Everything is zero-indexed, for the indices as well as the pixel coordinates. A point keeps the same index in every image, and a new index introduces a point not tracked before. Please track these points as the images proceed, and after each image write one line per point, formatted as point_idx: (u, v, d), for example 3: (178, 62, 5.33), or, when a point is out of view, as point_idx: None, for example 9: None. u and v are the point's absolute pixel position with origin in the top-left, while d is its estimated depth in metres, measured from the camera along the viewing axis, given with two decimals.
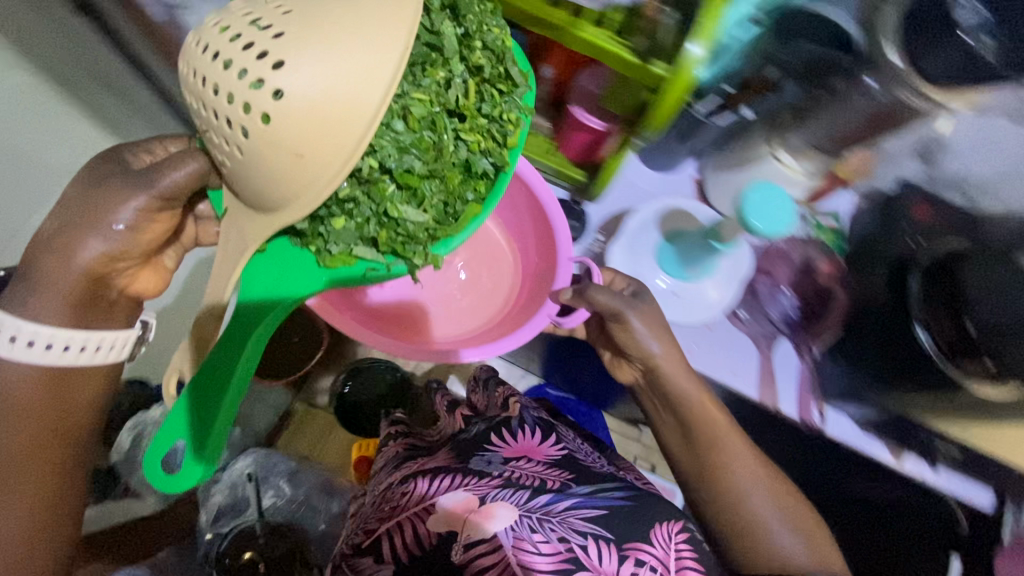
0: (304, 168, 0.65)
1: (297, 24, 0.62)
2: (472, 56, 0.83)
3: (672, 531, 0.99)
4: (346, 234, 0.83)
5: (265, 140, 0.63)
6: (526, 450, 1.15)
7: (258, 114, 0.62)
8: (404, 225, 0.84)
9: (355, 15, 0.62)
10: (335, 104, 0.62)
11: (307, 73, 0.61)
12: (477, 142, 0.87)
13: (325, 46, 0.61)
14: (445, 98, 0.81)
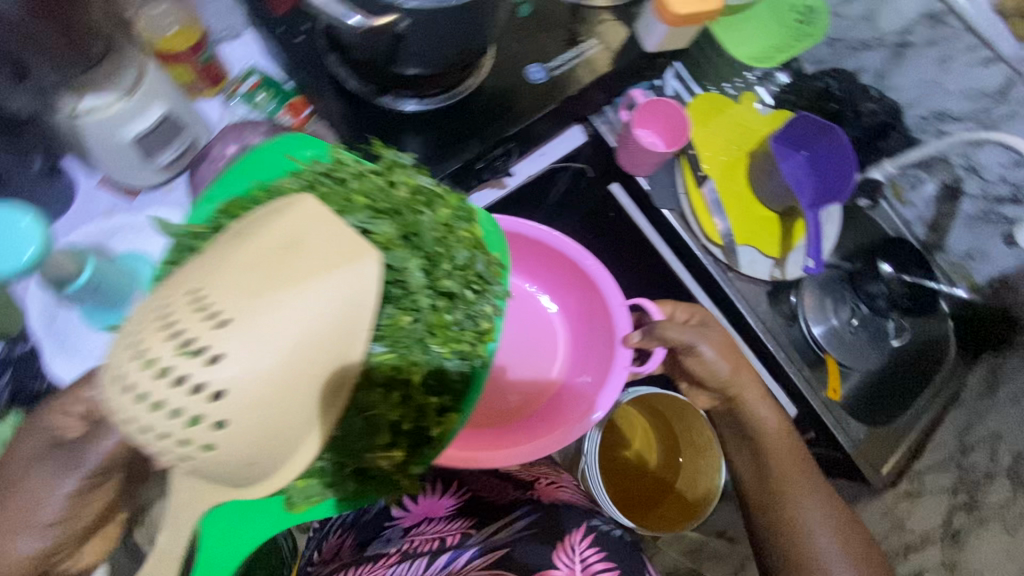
0: (288, 446, 0.44)
1: (251, 283, 0.40)
2: (447, 252, 0.54)
3: (575, 543, 0.70)
4: (309, 492, 0.56)
5: (213, 468, 0.41)
6: (426, 509, 0.83)
7: (196, 448, 0.39)
8: (386, 474, 0.57)
9: (304, 257, 0.41)
10: (312, 352, 0.42)
11: (259, 361, 0.40)
12: (458, 347, 0.56)
13: (270, 316, 0.40)
14: (418, 298, 0.53)
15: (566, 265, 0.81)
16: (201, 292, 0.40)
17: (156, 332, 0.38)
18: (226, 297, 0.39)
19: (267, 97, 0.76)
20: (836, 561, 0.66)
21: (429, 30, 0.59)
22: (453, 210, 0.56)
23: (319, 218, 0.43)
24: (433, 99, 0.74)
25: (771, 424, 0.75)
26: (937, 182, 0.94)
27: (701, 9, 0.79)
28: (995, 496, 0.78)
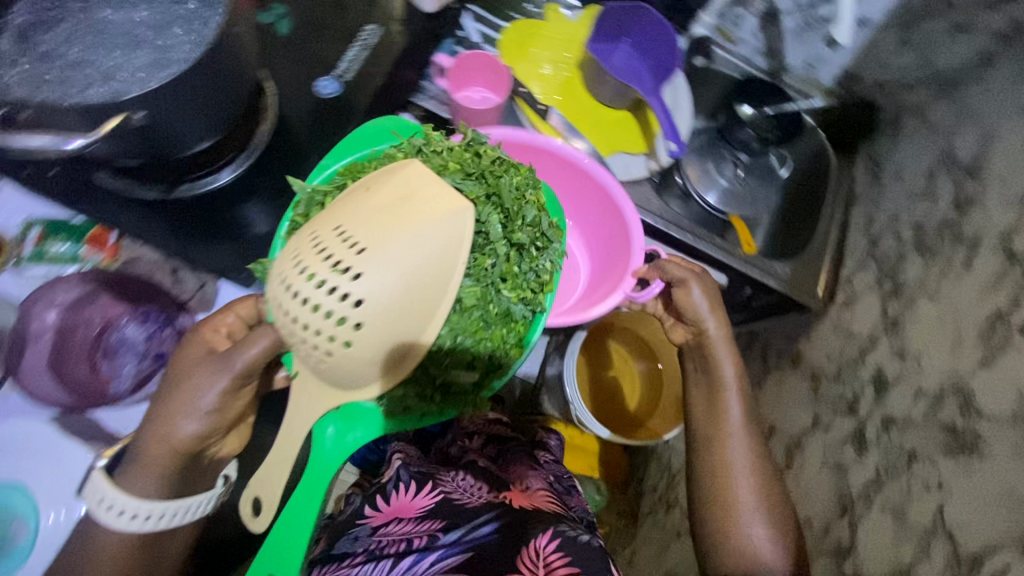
0: (386, 368, 0.54)
1: (377, 222, 0.51)
2: (520, 211, 0.61)
3: (539, 549, 0.69)
4: (403, 400, 0.59)
5: (339, 361, 0.51)
6: (397, 509, 0.80)
7: (338, 343, 0.50)
8: (460, 389, 0.62)
9: (422, 204, 0.52)
10: (425, 281, 0.52)
11: (385, 288, 0.50)
12: (523, 292, 0.61)
13: (402, 239, 0.51)
14: (492, 247, 0.59)
15: (572, 176, 0.80)
16: (339, 233, 0.51)
17: (312, 257, 0.51)
18: (367, 231, 0.51)
19: (55, 240, 0.70)
20: (755, 507, 0.65)
21: (166, 111, 0.52)
22: (524, 176, 0.63)
23: (426, 178, 0.54)
24: (236, 162, 0.67)
25: (734, 374, 0.70)
26: (754, 14, 0.95)
27: None
28: (913, 271, 0.79)
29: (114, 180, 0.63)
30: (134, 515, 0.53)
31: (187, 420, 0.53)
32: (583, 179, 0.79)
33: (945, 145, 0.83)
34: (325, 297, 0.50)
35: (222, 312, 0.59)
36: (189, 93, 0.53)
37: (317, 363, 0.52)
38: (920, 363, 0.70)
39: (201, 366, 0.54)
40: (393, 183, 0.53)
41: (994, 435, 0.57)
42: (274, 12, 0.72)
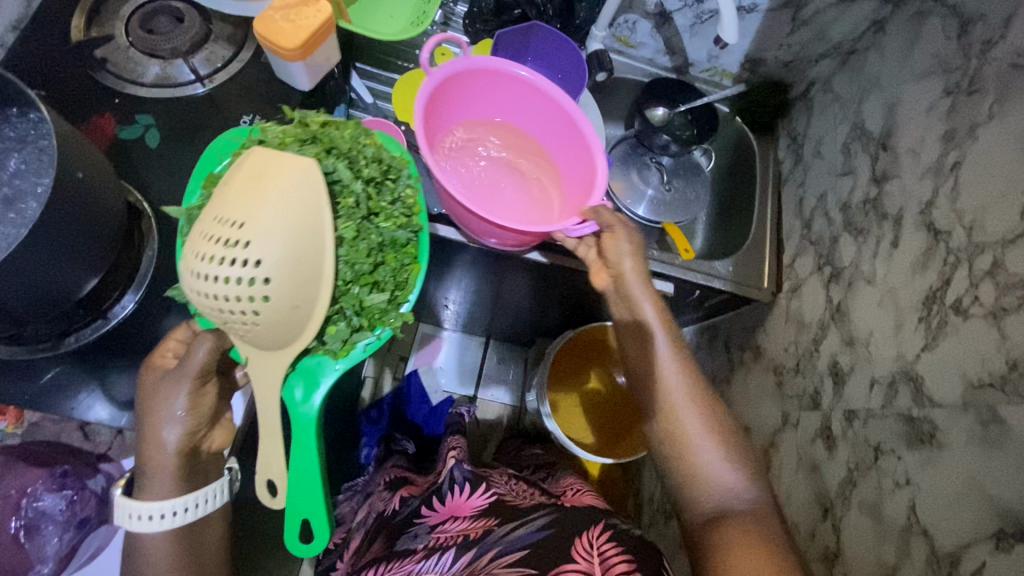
0: (302, 320, 0.52)
1: (237, 196, 0.49)
2: (356, 150, 0.56)
3: (591, 540, 0.61)
4: (342, 336, 0.57)
5: (269, 317, 0.50)
6: (452, 508, 0.77)
7: (257, 303, 0.49)
8: (379, 312, 0.58)
9: (272, 168, 0.50)
10: (310, 239, 0.51)
11: (275, 244, 0.49)
12: (397, 219, 0.58)
13: (273, 205, 0.49)
14: (351, 185, 0.55)
15: (501, 95, 0.76)
16: (210, 217, 0.50)
17: (201, 242, 0.49)
18: (239, 210, 0.49)
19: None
20: (712, 459, 0.58)
21: (16, 290, 0.49)
22: (353, 130, 0.58)
23: (272, 157, 0.51)
24: (130, 292, 0.63)
25: (661, 312, 0.64)
26: (645, 18, 0.92)
27: (315, 24, 0.66)
28: (847, 252, 0.78)
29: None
30: (148, 517, 0.53)
31: (170, 427, 0.54)
32: (530, 90, 0.74)
33: (854, 118, 0.83)
34: (224, 272, 0.48)
35: (164, 344, 0.58)
36: (40, 260, 0.49)
37: (250, 334, 0.51)
38: (869, 350, 0.69)
39: (165, 382, 0.54)
40: (246, 171, 0.51)
41: (949, 422, 0.56)
42: (140, 123, 0.68)
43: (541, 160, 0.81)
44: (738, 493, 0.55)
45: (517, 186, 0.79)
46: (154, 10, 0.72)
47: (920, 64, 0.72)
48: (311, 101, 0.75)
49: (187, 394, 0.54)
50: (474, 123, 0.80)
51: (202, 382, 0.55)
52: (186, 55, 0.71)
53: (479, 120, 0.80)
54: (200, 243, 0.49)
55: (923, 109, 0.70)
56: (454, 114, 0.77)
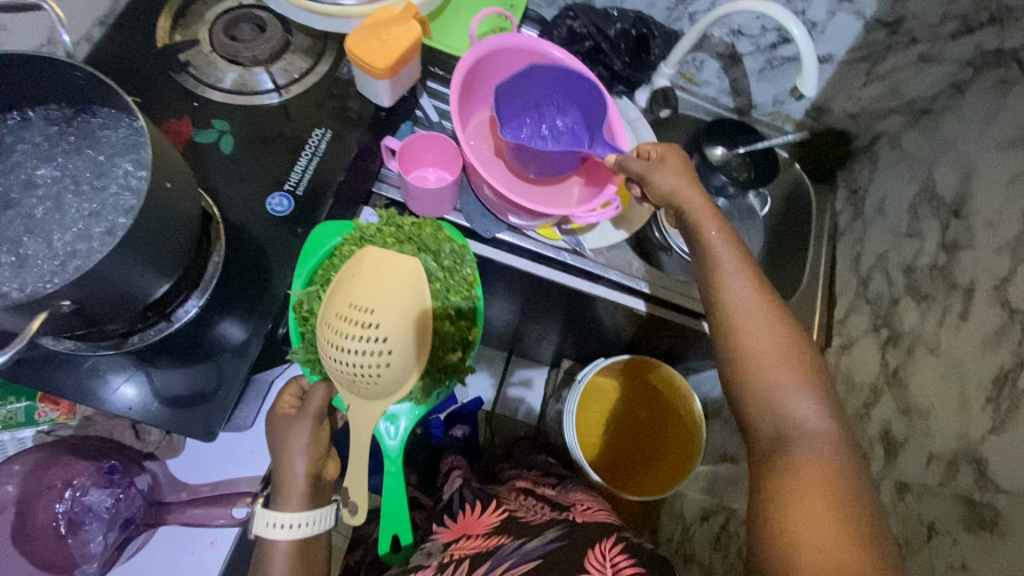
0: (404, 373, 0.63)
1: (364, 288, 0.61)
2: (438, 246, 0.67)
3: (604, 551, 0.58)
4: (425, 389, 0.67)
5: (386, 377, 0.62)
6: (465, 527, 0.75)
7: (384, 364, 0.61)
8: (450, 366, 0.68)
9: (393, 264, 0.62)
10: (420, 311, 0.63)
11: (396, 324, 0.61)
12: (461, 292, 0.67)
13: (395, 294, 0.61)
14: (436, 274, 0.66)
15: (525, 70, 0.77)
16: (343, 303, 0.61)
17: (340, 328, 0.60)
18: (372, 300, 0.61)
19: (10, 401, 0.73)
20: (806, 408, 0.49)
21: (97, 299, 0.49)
22: (432, 228, 0.68)
23: (388, 258, 0.63)
24: (194, 297, 0.64)
25: (733, 259, 0.57)
26: (714, 58, 0.92)
27: (402, 47, 0.66)
28: (908, 317, 0.77)
29: (71, 344, 0.62)
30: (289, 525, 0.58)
31: (298, 460, 0.59)
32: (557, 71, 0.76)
33: (924, 180, 0.81)
34: (357, 345, 0.60)
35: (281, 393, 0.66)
36: (136, 265, 0.51)
37: (365, 390, 0.62)
38: (928, 423, 0.67)
39: (293, 421, 0.61)
40: (367, 269, 0.62)
41: (1014, 512, 0.54)
42: (216, 128, 0.69)
43: None
44: (817, 425, 0.48)
45: None
46: (237, 18, 0.74)
47: (1002, 134, 0.71)
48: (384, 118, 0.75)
49: (308, 434, 0.61)
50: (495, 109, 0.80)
51: (319, 421, 0.62)
52: (266, 64, 0.72)
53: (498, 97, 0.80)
54: (339, 330, 0.60)
55: (1003, 181, 0.68)
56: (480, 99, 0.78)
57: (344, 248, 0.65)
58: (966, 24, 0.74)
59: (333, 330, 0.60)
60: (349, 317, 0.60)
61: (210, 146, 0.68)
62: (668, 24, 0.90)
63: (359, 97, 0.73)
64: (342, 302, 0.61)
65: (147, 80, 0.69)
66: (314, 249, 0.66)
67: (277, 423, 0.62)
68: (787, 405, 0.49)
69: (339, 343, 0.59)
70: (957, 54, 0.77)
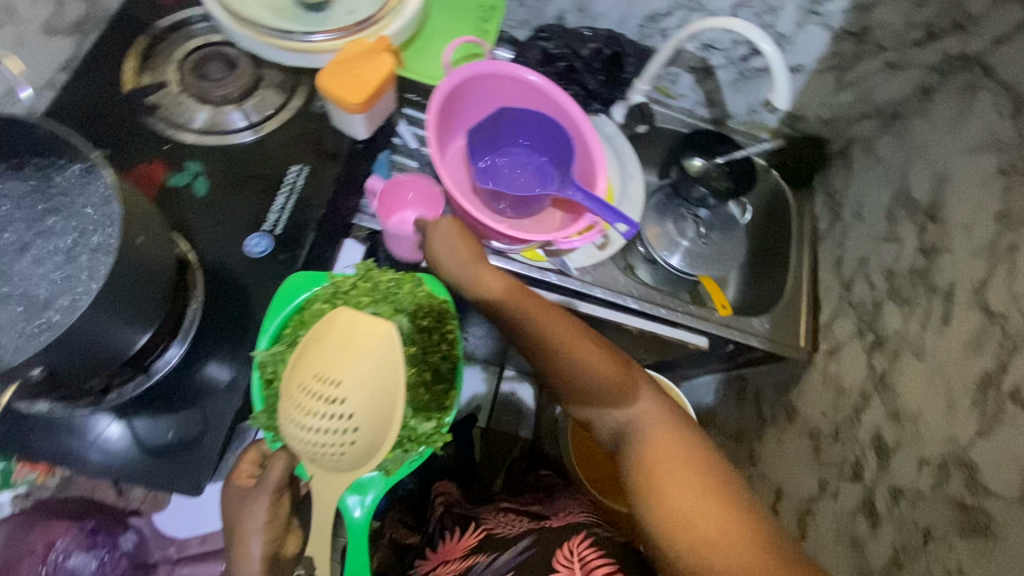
0: (376, 448, 0.56)
1: (332, 355, 0.53)
2: (416, 304, 0.61)
3: (571, 547, 0.61)
4: (398, 458, 0.59)
5: (351, 456, 0.55)
6: (445, 553, 0.75)
7: (349, 443, 0.54)
8: (425, 435, 0.60)
9: (364, 330, 0.53)
10: (392, 386, 0.54)
11: (362, 400, 0.53)
12: (441, 350, 0.61)
13: (362, 366, 0.53)
14: (414, 335, 0.60)
15: (502, 94, 0.77)
16: (309, 369, 0.54)
17: (303, 397, 0.54)
18: (337, 370, 0.53)
19: None
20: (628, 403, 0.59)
21: (69, 361, 0.47)
22: (412, 283, 0.63)
23: (360, 319, 0.54)
24: (174, 345, 0.63)
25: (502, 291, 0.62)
26: (688, 72, 0.93)
27: (377, 79, 0.66)
28: (892, 321, 0.77)
29: (49, 407, 0.60)
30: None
31: (255, 537, 0.55)
32: (534, 95, 0.76)
33: (899, 184, 0.82)
34: (320, 421, 0.53)
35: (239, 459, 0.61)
36: (109, 322, 0.49)
37: (331, 464, 0.56)
38: (917, 428, 0.68)
39: (247, 497, 0.57)
40: (337, 330, 0.54)
41: (1007, 517, 0.55)
42: (189, 171, 0.68)
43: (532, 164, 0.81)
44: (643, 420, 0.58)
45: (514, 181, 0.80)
46: (207, 56, 0.73)
47: (971, 138, 0.72)
48: (361, 151, 0.74)
49: (265, 512, 0.56)
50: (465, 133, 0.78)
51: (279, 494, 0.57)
52: (238, 102, 0.72)
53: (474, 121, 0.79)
54: (302, 400, 0.54)
55: (974, 184, 0.70)
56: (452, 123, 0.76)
57: (316, 301, 0.61)
58: (929, 31, 0.75)
59: (297, 398, 0.54)
60: (314, 386, 0.54)
61: (184, 190, 0.66)
62: (641, 41, 0.90)
63: (335, 131, 0.73)
64: (309, 365, 0.55)
65: (116, 126, 0.67)
66: (285, 303, 0.62)
67: (231, 500, 0.58)
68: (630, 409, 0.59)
69: (302, 415, 0.53)
70: (923, 60, 0.79)
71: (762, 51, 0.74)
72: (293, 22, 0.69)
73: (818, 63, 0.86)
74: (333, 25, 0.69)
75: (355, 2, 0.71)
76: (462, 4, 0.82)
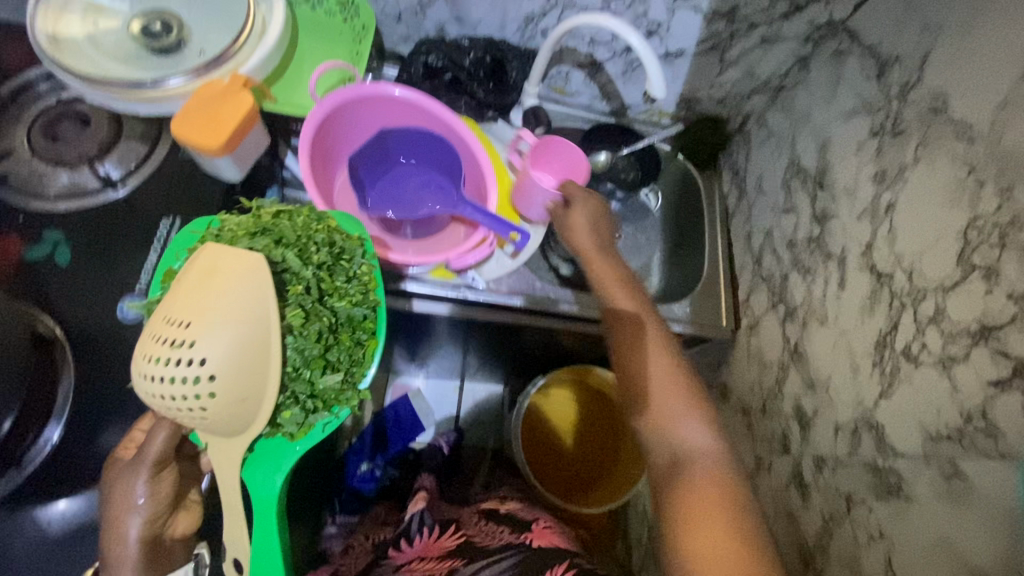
0: (251, 402, 0.53)
1: (186, 294, 0.52)
2: (308, 241, 0.58)
3: (556, 575, 0.58)
4: (296, 419, 0.57)
5: (219, 411, 0.52)
6: (421, 551, 0.72)
7: (213, 396, 0.51)
8: (333, 393, 0.57)
9: (227, 265, 0.52)
10: (260, 328, 0.52)
11: (223, 344, 0.51)
12: (348, 296, 0.58)
13: (222, 307, 0.51)
14: (301, 273, 0.56)
15: (386, 113, 0.75)
16: (166, 314, 0.52)
17: (159, 343, 0.51)
18: (194, 312, 0.51)
19: None
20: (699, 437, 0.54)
21: None
22: (306, 219, 0.59)
23: (225, 253, 0.53)
24: (49, 425, 0.59)
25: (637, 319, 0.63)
26: (577, 68, 0.93)
27: (235, 119, 0.63)
28: (798, 290, 0.78)
29: None
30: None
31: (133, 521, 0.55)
32: (414, 110, 0.74)
33: (790, 154, 0.84)
34: (177, 370, 0.50)
35: (128, 436, 0.60)
36: None
37: (201, 421, 0.53)
38: (830, 394, 0.68)
39: (125, 472, 0.55)
40: (198, 269, 0.52)
41: (914, 475, 0.56)
42: (49, 240, 0.64)
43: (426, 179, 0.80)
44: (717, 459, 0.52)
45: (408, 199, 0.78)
46: (56, 114, 0.69)
47: (845, 104, 0.74)
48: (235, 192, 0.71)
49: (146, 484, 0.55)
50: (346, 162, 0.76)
51: (159, 469, 0.56)
52: (96, 159, 0.68)
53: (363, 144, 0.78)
54: (158, 349, 0.51)
55: (852, 148, 0.71)
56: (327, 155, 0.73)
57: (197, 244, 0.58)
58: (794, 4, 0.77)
59: (153, 345, 0.51)
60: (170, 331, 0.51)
61: (45, 263, 0.63)
62: (525, 43, 0.89)
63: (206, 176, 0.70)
64: (166, 311, 0.52)
65: None
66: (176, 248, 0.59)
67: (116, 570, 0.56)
68: (681, 423, 0.55)
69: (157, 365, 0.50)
70: (795, 32, 0.81)
71: (632, 44, 0.74)
72: (142, 68, 0.66)
73: (699, 47, 0.87)
74: (186, 68, 0.66)
75: (208, 40, 0.68)
76: (334, 31, 0.80)
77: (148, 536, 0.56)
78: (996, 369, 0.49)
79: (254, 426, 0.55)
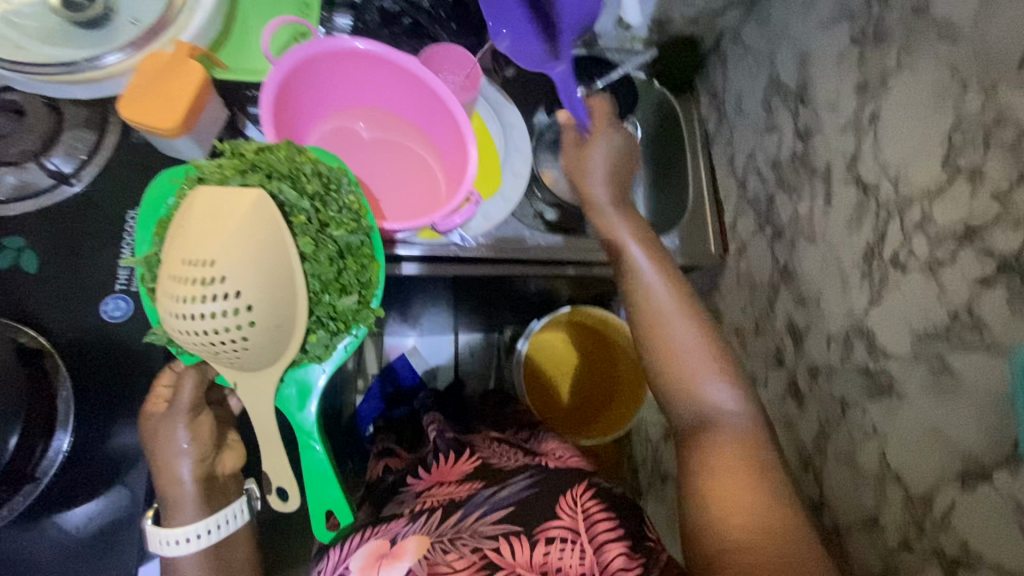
0: (285, 331, 0.55)
1: (194, 234, 0.51)
2: (297, 170, 0.56)
3: (576, 496, 0.60)
4: (324, 341, 0.58)
5: (257, 342, 0.54)
6: (439, 475, 0.72)
7: (247, 327, 0.53)
8: (352, 314, 0.59)
9: (231, 196, 0.52)
10: (275, 257, 0.53)
11: (246, 274, 0.51)
12: (350, 225, 0.57)
13: (235, 240, 0.51)
14: (299, 205, 0.55)
15: (354, 69, 0.70)
16: (176, 259, 0.52)
17: (180, 287, 0.51)
18: (207, 251, 0.51)
19: None
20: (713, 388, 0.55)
21: None
22: (287, 150, 0.57)
23: (221, 191, 0.52)
24: (57, 433, 0.60)
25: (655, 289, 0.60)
26: None
27: (189, 90, 0.58)
28: (784, 210, 0.79)
29: None
30: (183, 540, 0.56)
31: (184, 466, 0.57)
32: (376, 62, 0.69)
33: (769, 71, 0.82)
34: (206, 309, 0.51)
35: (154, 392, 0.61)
36: None
37: (235, 357, 0.55)
38: (820, 307, 0.71)
39: (163, 424, 0.58)
40: (200, 208, 0.52)
41: (903, 373, 0.59)
42: (12, 245, 0.61)
43: (413, 137, 0.77)
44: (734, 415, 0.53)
45: (400, 159, 0.77)
46: None
47: (824, 11, 0.71)
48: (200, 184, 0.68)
49: (185, 431, 0.58)
50: (347, 110, 0.75)
51: (195, 414, 0.59)
52: (40, 153, 0.63)
53: (345, 110, 0.75)
54: (178, 291, 0.51)
55: (833, 59, 0.70)
56: (314, 106, 0.72)
57: (180, 191, 0.56)
58: None
59: (171, 290, 0.51)
60: (185, 272, 0.51)
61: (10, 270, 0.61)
62: None
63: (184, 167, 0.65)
64: (176, 255, 0.52)
65: None
66: (155, 193, 0.58)
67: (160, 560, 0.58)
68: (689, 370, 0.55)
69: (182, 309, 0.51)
70: None
71: None
72: (69, 44, 0.60)
73: None
74: (121, 41, 0.60)
75: (138, 6, 0.62)
76: None
77: (201, 474, 0.59)
78: (982, 268, 0.51)
79: (290, 354, 0.57)
